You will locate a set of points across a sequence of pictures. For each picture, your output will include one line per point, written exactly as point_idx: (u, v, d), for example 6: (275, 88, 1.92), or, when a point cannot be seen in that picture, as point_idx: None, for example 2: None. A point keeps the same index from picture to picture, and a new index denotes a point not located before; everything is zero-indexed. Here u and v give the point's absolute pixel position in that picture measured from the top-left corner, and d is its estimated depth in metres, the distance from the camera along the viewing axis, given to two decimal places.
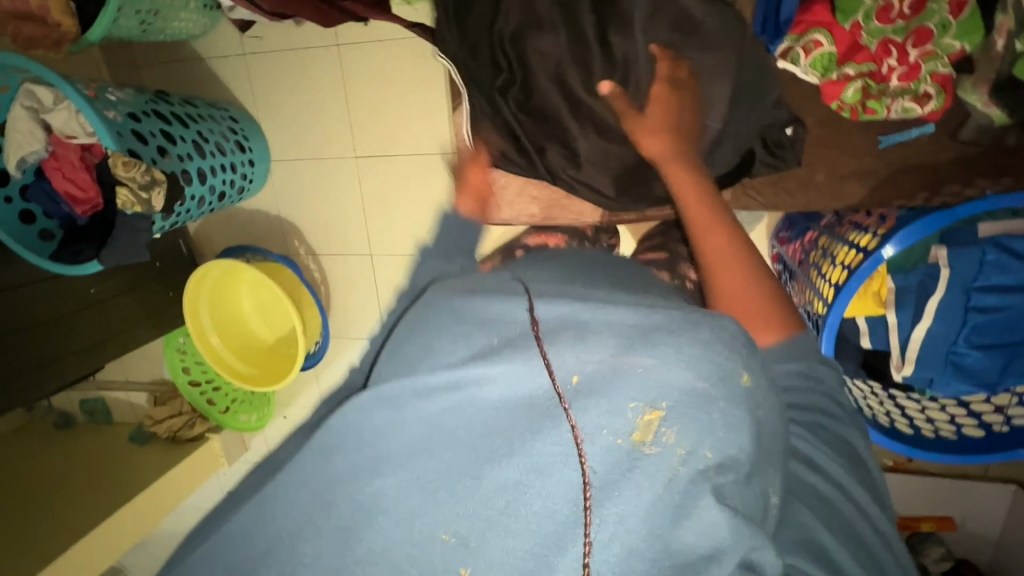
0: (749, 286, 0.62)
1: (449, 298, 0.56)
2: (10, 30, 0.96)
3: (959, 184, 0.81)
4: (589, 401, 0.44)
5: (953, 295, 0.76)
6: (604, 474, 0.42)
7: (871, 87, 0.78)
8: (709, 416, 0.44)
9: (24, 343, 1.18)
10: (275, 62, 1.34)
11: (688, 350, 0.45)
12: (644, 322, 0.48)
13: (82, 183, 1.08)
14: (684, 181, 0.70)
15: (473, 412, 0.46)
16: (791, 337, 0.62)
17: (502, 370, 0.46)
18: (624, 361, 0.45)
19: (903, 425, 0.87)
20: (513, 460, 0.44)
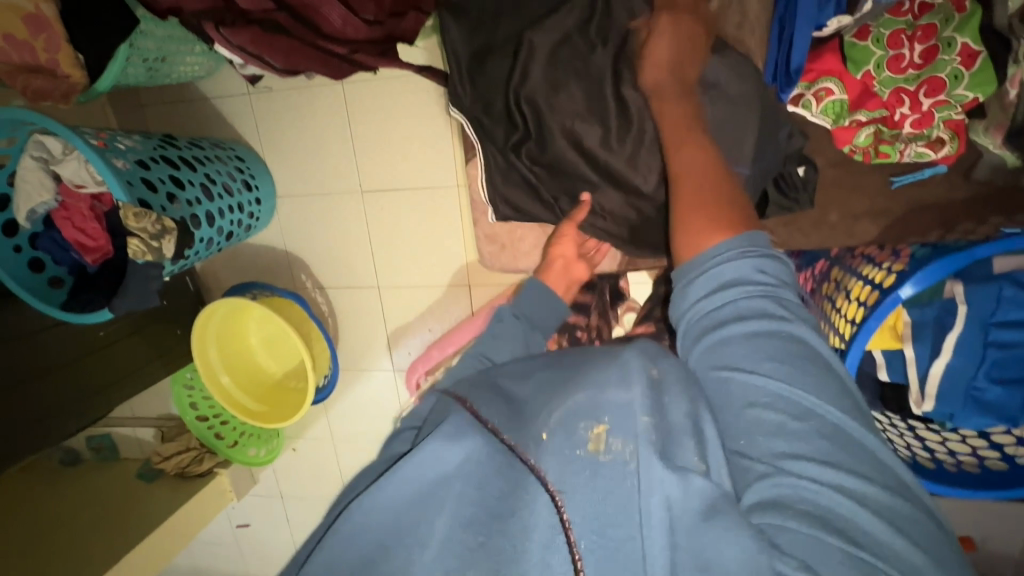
0: (716, 185, 0.60)
1: (470, 386, 0.61)
2: (20, 84, 0.98)
3: (972, 221, 0.82)
4: (551, 437, 0.49)
5: (971, 331, 0.76)
6: (561, 481, 0.46)
7: (883, 132, 0.78)
8: (633, 411, 0.48)
9: (33, 392, 1.18)
10: (282, 102, 1.35)
11: (613, 376, 0.52)
12: (591, 371, 0.55)
13: (92, 232, 1.08)
14: (679, 113, 0.69)
15: (475, 468, 0.49)
16: (740, 232, 0.55)
17: (471, 435, 0.51)
18: (571, 403, 0.51)
19: (924, 459, 0.84)
20: (518, 516, 0.46)
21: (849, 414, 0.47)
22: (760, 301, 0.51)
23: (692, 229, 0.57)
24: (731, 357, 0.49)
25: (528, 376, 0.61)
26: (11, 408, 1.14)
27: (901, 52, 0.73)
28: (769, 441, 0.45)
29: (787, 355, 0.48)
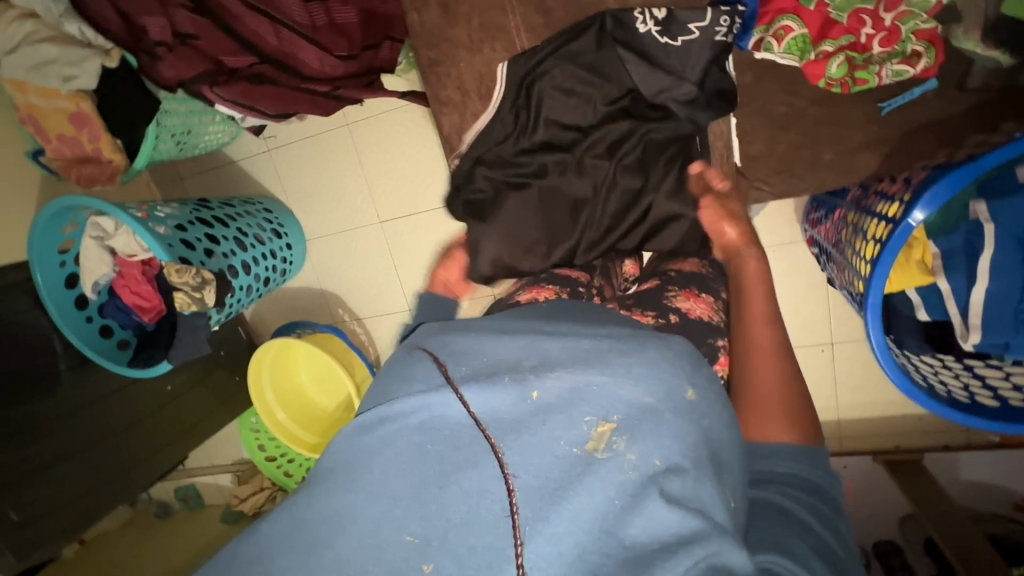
0: (783, 380, 0.61)
1: (453, 331, 0.55)
2: (74, 175, 1.13)
3: (983, 132, 0.76)
4: (546, 416, 0.44)
5: (1004, 251, 0.70)
6: (548, 479, 0.42)
7: (855, 58, 0.77)
8: (662, 428, 0.45)
9: (121, 444, 1.31)
10: (300, 153, 1.46)
11: (637, 368, 0.47)
12: (600, 345, 0.50)
13: (146, 294, 1.21)
14: (751, 269, 0.72)
15: (444, 430, 0.45)
16: (805, 440, 0.58)
17: (436, 401, 0.46)
18: (580, 379, 0.46)
19: (985, 398, 0.76)
20: (479, 469, 0.42)
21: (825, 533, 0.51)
22: (805, 461, 0.57)
23: (756, 415, 0.59)
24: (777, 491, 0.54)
25: (513, 326, 0.55)
26: (103, 460, 1.26)
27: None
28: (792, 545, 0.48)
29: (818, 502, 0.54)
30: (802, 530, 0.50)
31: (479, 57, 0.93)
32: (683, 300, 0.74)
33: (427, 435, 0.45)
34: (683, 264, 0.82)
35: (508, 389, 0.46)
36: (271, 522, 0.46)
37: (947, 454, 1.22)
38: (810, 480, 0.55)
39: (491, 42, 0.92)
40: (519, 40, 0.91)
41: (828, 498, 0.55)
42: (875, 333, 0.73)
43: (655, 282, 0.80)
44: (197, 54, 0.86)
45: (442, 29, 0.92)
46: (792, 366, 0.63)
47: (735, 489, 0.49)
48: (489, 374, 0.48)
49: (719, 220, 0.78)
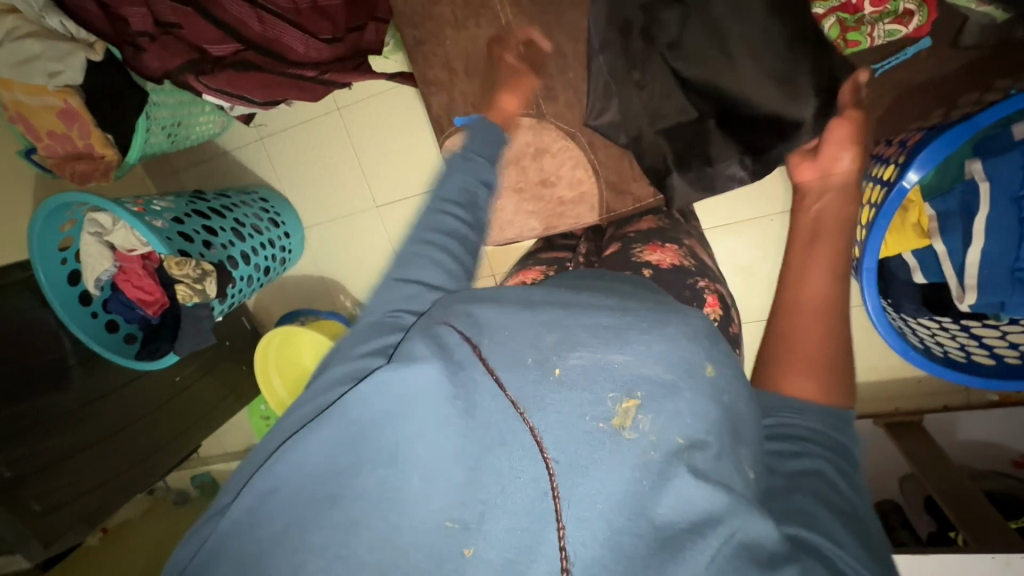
0: (824, 340, 0.58)
1: (469, 301, 0.54)
2: (67, 171, 1.14)
3: (977, 90, 0.75)
4: (572, 392, 0.44)
5: (1001, 210, 0.69)
6: (577, 458, 0.41)
7: (847, 19, 0.73)
8: (684, 405, 0.45)
9: (135, 436, 1.33)
10: (291, 140, 1.45)
11: (658, 342, 0.48)
12: (620, 321, 0.50)
13: (149, 287, 1.23)
14: (830, 212, 0.67)
15: (465, 401, 0.45)
16: (837, 405, 0.54)
17: (454, 376, 0.46)
18: (602, 358, 0.46)
19: (982, 357, 0.77)
20: (508, 447, 0.42)
21: (857, 498, 0.48)
22: (837, 426, 0.53)
23: (788, 371, 0.56)
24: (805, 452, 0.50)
25: (534, 299, 0.54)
26: (119, 451, 1.30)
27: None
28: (823, 514, 0.45)
29: (842, 461, 0.50)
30: (824, 492, 0.47)
31: (463, 35, 0.89)
32: (651, 254, 0.81)
33: (452, 407, 0.45)
34: (641, 222, 0.91)
35: (530, 370, 0.45)
36: (294, 481, 0.47)
37: (946, 415, 1.24)
38: (843, 445, 0.52)
39: (475, 19, 0.88)
40: (503, 15, 0.86)
41: (848, 459, 0.51)
42: (871, 298, 0.74)
43: (618, 246, 0.88)
44: (179, 42, 0.84)
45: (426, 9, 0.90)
46: (837, 327, 0.59)
47: (751, 457, 0.48)
48: (506, 353, 0.47)
49: (835, 144, 0.71)
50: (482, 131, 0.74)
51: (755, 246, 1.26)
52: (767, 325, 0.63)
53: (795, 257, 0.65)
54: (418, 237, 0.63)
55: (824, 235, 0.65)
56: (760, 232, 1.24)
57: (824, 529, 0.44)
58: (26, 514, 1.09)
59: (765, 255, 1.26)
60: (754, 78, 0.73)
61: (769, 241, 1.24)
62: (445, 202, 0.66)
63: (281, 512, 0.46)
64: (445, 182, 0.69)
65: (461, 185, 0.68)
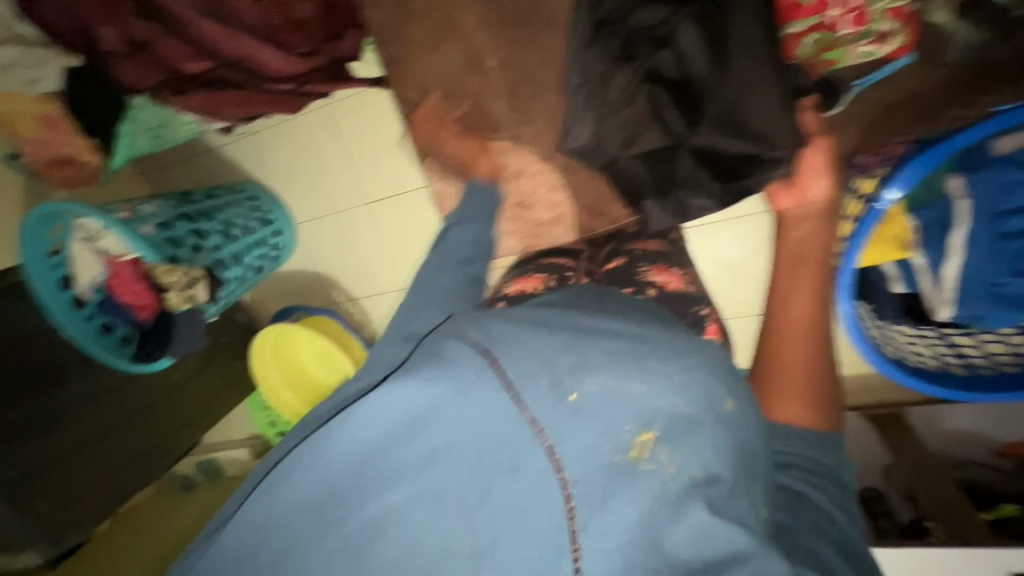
0: (809, 361, 0.63)
1: (485, 318, 0.55)
2: (54, 177, 1.13)
3: (956, 107, 0.75)
4: (590, 420, 0.46)
5: (978, 225, 0.69)
6: (597, 486, 0.44)
7: (828, 38, 0.74)
8: (701, 438, 0.47)
9: (137, 431, 1.36)
10: (280, 137, 1.44)
11: (675, 375, 0.49)
12: (637, 347, 0.51)
13: (141, 293, 1.22)
14: (811, 242, 0.73)
15: (484, 427, 0.46)
16: (827, 429, 0.59)
17: (476, 400, 0.46)
18: (621, 385, 0.47)
19: (957, 367, 0.79)
20: (523, 474, 0.45)
21: (848, 528, 0.52)
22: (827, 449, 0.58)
23: (782, 397, 0.61)
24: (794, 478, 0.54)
25: (547, 318, 0.55)
26: (121, 449, 1.33)
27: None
28: (823, 547, 0.49)
29: (832, 490, 0.55)
30: (815, 522, 0.51)
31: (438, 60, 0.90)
32: (657, 274, 0.85)
33: (468, 430, 0.46)
34: (647, 242, 0.92)
35: (547, 393, 0.47)
36: (295, 501, 0.47)
37: (934, 408, 1.25)
38: (838, 481, 0.56)
39: (446, 41, 0.98)
40: (474, 38, 0.96)
41: (841, 489, 0.55)
42: (847, 313, 0.74)
43: (623, 260, 0.89)
44: (155, 62, 0.84)
45: (402, 28, 0.98)
46: (822, 354, 0.64)
47: (761, 490, 0.50)
48: (519, 373, 0.47)
49: (810, 174, 0.75)
50: (485, 193, 0.78)
51: (743, 244, 1.25)
52: (760, 347, 0.68)
53: (777, 291, 0.70)
54: (421, 286, 0.65)
55: (804, 265, 0.69)
56: (748, 230, 1.24)
57: (821, 563, 0.48)
58: (31, 514, 1.13)
59: (753, 252, 1.25)
60: (733, 95, 0.73)
61: (758, 239, 1.24)
62: (462, 259, 0.69)
63: (291, 532, 0.47)
64: (456, 229, 0.73)
65: (463, 239, 0.71)
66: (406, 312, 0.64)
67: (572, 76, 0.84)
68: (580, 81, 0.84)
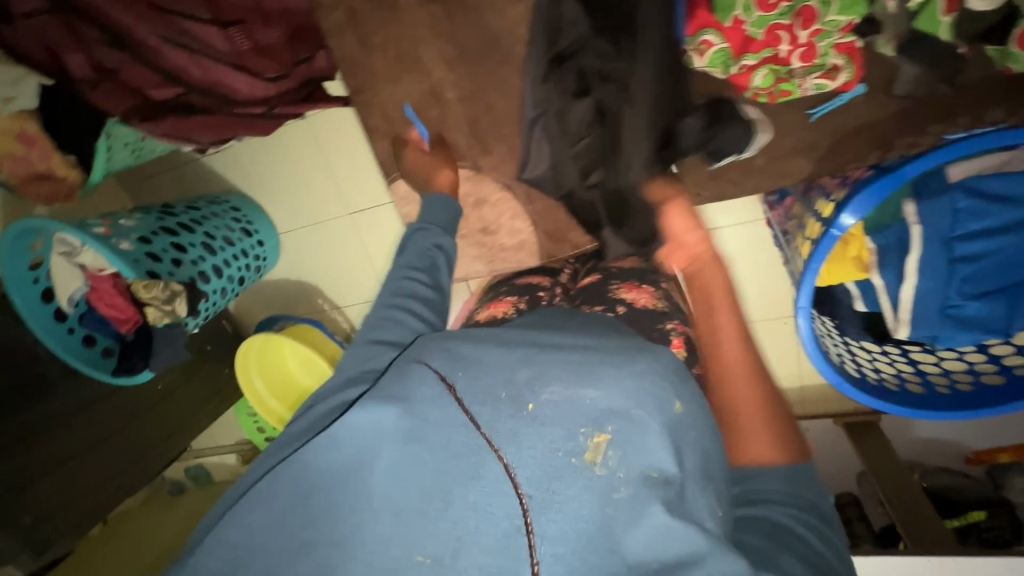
0: (766, 407, 0.57)
1: (452, 338, 0.57)
2: (31, 192, 1.11)
3: (911, 136, 0.75)
4: (542, 429, 0.46)
5: (934, 250, 0.71)
6: (548, 492, 0.43)
7: (779, 71, 0.75)
8: (651, 439, 0.46)
9: (121, 442, 1.37)
10: (260, 149, 1.44)
11: (624, 378, 0.49)
12: (591, 358, 0.52)
13: (121, 307, 1.24)
14: (716, 282, 0.67)
15: (440, 436, 0.46)
16: (795, 461, 0.55)
17: (433, 413, 0.47)
18: (575, 393, 0.47)
19: (915, 386, 0.80)
20: (483, 482, 0.44)
21: (822, 537, 0.50)
22: (795, 483, 0.53)
23: (746, 436, 0.56)
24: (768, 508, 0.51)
25: (510, 336, 0.56)
26: (106, 460, 1.34)
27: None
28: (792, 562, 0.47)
29: (812, 519, 0.51)
30: (786, 540, 0.49)
31: (397, 90, 0.94)
32: (628, 292, 0.80)
33: (422, 441, 0.46)
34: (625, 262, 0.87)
35: (503, 406, 0.47)
36: (266, 522, 0.47)
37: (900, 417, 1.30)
38: (812, 498, 0.53)
39: (406, 74, 0.93)
40: (434, 72, 0.93)
41: (822, 516, 0.53)
42: (806, 334, 0.76)
43: (597, 277, 0.86)
44: (127, 92, 0.83)
45: (361, 58, 0.93)
46: (766, 386, 0.59)
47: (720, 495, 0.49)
48: (478, 389, 0.49)
49: (681, 227, 0.72)
50: (435, 208, 0.78)
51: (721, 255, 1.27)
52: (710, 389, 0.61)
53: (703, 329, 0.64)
54: (385, 302, 0.66)
55: (717, 304, 0.65)
56: (724, 243, 1.25)
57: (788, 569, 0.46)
58: (16, 527, 1.14)
59: (728, 265, 1.27)
60: None
61: (733, 251, 1.25)
62: (409, 270, 0.69)
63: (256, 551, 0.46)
64: (408, 248, 0.73)
65: (421, 254, 0.72)
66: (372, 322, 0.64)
67: (537, 101, 0.85)
68: (542, 107, 0.85)
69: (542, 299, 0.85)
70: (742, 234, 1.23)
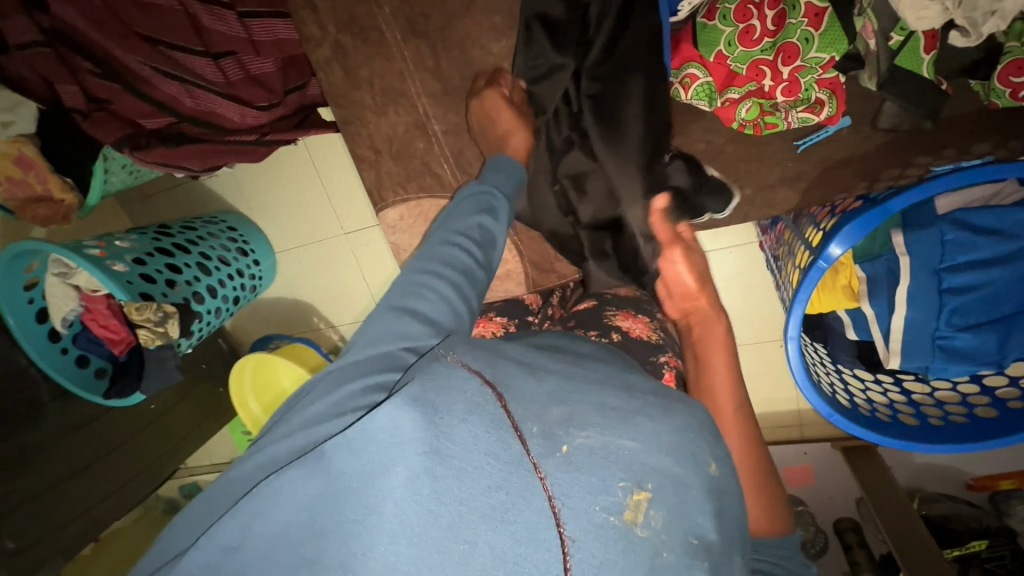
0: (761, 461, 0.64)
1: (482, 351, 0.51)
2: (29, 215, 1.13)
3: (897, 167, 0.75)
4: (580, 474, 0.42)
5: (920, 281, 0.71)
6: (591, 551, 0.39)
7: (765, 103, 0.76)
8: (689, 501, 0.45)
9: (116, 461, 1.37)
10: (257, 170, 1.45)
11: (670, 435, 0.47)
12: (630, 404, 0.48)
13: (114, 327, 1.24)
14: (714, 333, 0.74)
15: (472, 461, 0.41)
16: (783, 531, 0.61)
17: (472, 432, 0.42)
18: (610, 441, 0.44)
19: (908, 417, 0.79)
20: (512, 527, 0.39)
21: None
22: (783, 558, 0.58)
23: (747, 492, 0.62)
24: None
25: (540, 361, 0.52)
26: (99, 480, 1.33)
27: (751, 23, 0.70)
28: None
29: None
30: None
31: (384, 122, 0.90)
32: (622, 321, 0.83)
33: (450, 466, 0.41)
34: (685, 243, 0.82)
35: (537, 442, 0.43)
36: (255, 546, 0.42)
37: None
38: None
39: (393, 107, 0.89)
40: (421, 105, 0.89)
41: None
42: (794, 363, 0.76)
43: (592, 303, 0.88)
44: (116, 119, 0.86)
45: (347, 91, 0.89)
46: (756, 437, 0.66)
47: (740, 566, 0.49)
48: (520, 415, 0.44)
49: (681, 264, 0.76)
50: (497, 171, 0.74)
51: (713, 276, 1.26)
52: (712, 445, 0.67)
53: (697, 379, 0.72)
54: (416, 269, 0.59)
55: (717, 349, 0.72)
56: (717, 265, 1.25)
57: None
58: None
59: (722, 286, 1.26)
60: None
61: (727, 273, 1.25)
62: (454, 234, 0.62)
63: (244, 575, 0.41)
64: (460, 214, 0.65)
65: (475, 224, 0.65)
66: (395, 292, 0.57)
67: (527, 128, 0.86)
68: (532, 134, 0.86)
69: (533, 323, 0.92)
70: (736, 257, 1.23)
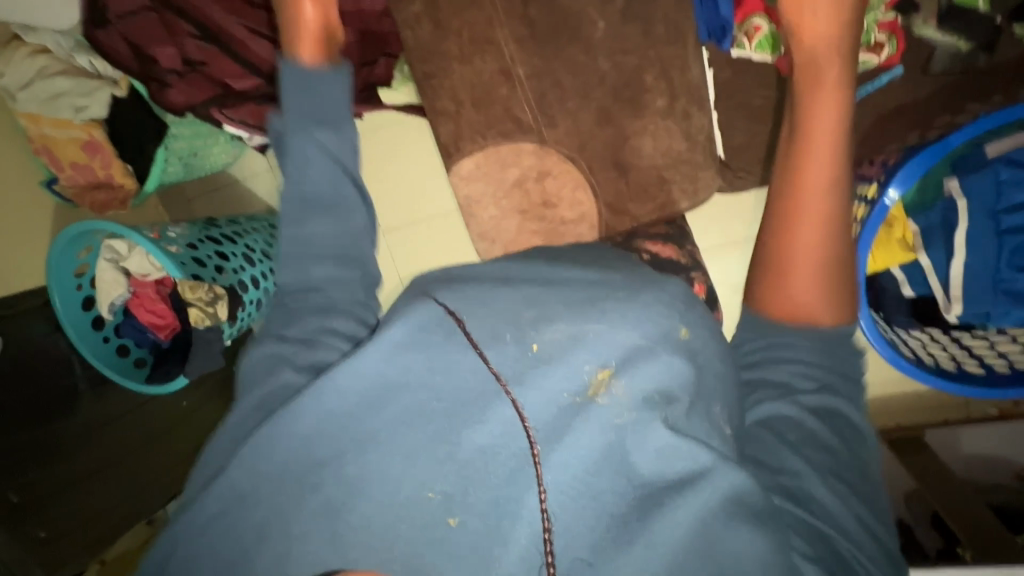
0: (827, 246, 0.62)
1: (455, 276, 0.60)
2: (88, 200, 1.17)
3: (949, 113, 0.87)
4: (548, 366, 0.51)
5: (979, 223, 0.80)
6: (552, 428, 0.49)
7: None
8: (659, 366, 0.52)
9: (139, 462, 1.20)
10: None
11: (635, 310, 0.54)
12: (598, 292, 0.56)
13: (162, 311, 1.29)
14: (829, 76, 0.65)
15: (445, 375, 0.52)
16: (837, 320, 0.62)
17: (429, 352, 0.53)
18: (578, 331, 0.53)
19: (972, 368, 0.84)
20: (485, 424, 0.49)
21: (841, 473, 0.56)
22: (831, 345, 0.62)
23: (786, 274, 0.63)
24: (779, 370, 0.61)
25: (512, 274, 0.59)
26: (121, 480, 1.16)
27: None
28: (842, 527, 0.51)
29: (830, 408, 0.59)
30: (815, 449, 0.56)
31: (469, 70, 0.90)
32: (655, 246, 1.00)
33: (428, 385, 0.52)
34: None
35: (509, 346, 0.52)
36: (269, 461, 0.53)
37: (946, 430, 1.23)
38: (843, 419, 0.58)
39: (480, 55, 0.89)
40: (507, 51, 0.89)
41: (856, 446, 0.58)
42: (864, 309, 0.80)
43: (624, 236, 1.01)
44: (207, 80, 0.94)
45: (435, 44, 0.90)
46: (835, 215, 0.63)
47: (728, 416, 0.55)
48: (479, 328, 0.53)
49: None
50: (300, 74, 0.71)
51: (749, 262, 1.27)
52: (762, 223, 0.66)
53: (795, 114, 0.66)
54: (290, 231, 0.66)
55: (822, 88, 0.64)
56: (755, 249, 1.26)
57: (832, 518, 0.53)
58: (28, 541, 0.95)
59: None
60: None
61: None
62: (307, 186, 0.67)
63: (262, 482, 0.52)
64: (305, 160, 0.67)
65: (315, 167, 0.67)
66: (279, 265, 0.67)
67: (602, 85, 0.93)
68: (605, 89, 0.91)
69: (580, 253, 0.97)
70: None
